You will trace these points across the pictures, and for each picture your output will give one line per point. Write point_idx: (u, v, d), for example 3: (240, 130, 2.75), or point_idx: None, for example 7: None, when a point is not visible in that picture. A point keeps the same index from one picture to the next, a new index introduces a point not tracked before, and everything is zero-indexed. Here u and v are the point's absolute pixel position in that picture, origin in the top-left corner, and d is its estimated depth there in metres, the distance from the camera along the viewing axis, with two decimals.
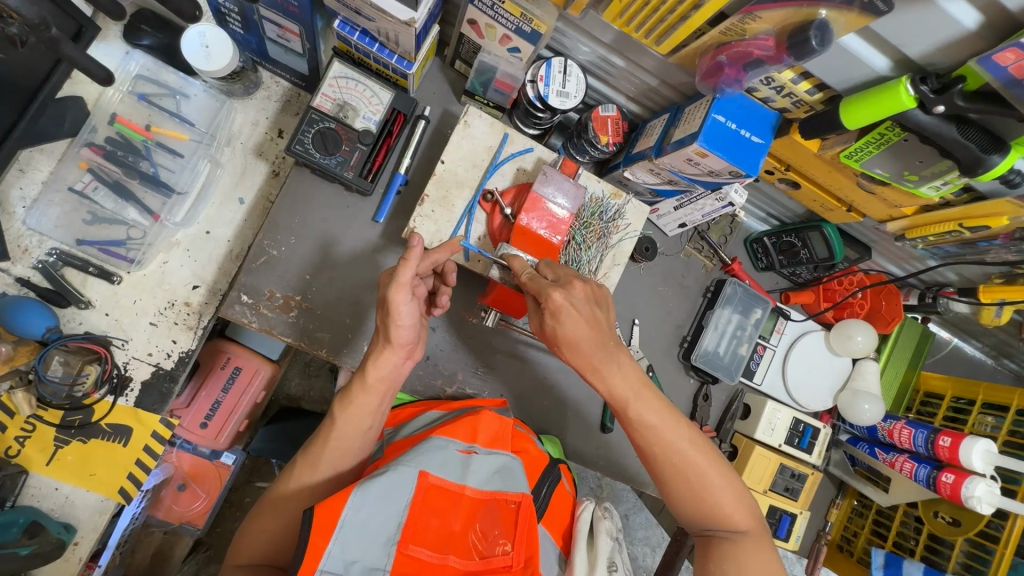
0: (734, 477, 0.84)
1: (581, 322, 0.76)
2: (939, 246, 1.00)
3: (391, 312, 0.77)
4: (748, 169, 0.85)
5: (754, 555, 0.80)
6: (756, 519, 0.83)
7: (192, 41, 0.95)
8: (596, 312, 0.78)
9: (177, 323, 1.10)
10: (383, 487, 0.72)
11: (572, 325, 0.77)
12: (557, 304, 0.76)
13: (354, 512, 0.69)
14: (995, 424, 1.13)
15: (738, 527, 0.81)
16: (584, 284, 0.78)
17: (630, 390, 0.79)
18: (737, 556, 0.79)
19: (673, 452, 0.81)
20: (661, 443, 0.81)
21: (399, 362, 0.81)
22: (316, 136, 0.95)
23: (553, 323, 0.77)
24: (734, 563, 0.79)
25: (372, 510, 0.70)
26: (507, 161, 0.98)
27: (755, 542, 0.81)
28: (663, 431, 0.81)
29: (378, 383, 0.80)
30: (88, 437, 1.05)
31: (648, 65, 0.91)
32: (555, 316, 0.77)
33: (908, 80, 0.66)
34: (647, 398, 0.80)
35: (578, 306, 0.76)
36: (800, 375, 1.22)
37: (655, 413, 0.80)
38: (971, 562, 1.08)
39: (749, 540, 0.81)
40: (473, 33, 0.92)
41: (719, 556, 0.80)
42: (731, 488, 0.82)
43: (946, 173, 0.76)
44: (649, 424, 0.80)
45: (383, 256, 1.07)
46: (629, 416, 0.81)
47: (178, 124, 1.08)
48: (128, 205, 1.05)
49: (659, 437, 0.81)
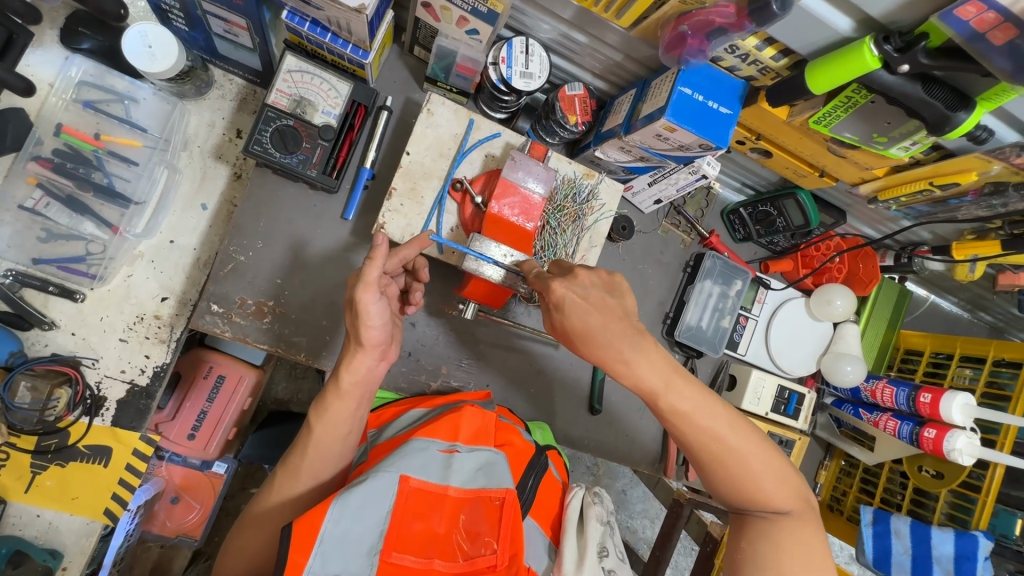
0: (779, 460, 0.77)
1: (590, 310, 0.71)
2: (911, 206, 1.00)
3: (360, 312, 0.75)
4: (718, 141, 0.83)
5: (797, 538, 0.74)
6: (802, 500, 0.76)
7: (134, 41, 0.90)
8: (606, 299, 0.72)
9: (148, 338, 1.06)
10: (362, 496, 0.71)
11: (581, 316, 0.71)
12: (558, 296, 0.72)
13: (334, 525, 0.68)
14: (972, 375, 1.14)
15: (780, 508, 0.75)
16: (590, 271, 0.74)
17: (658, 379, 0.72)
18: (772, 536, 0.74)
19: (715, 442, 0.74)
20: (696, 431, 0.74)
21: (374, 362, 0.79)
22: (274, 134, 0.92)
23: (559, 316, 0.73)
24: (768, 543, 0.74)
25: (352, 521, 0.70)
26: (474, 149, 0.95)
27: (796, 524, 0.74)
28: (698, 417, 0.74)
29: (353, 388, 0.79)
30: (67, 460, 1.03)
31: (611, 41, 0.89)
32: (560, 310, 0.73)
33: (871, 39, 0.64)
34: (678, 387, 0.73)
35: (582, 292, 0.72)
36: (783, 342, 1.23)
37: (688, 401, 0.73)
38: (956, 512, 1.10)
39: (791, 522, 0.75)
40: (429, 16, 0.88)
41: (753, 534, 0.76)
42: (774, 472, 0.75)
43: (914, 133, 0.76)
44: (683, 412, 0.73)
45: (354, 255, 1.04)
46: (660, 407, 0.73)
47: (129, 131, 1.02)
48: (84, 219, 1.00)
49: (696, 425, 0.74)
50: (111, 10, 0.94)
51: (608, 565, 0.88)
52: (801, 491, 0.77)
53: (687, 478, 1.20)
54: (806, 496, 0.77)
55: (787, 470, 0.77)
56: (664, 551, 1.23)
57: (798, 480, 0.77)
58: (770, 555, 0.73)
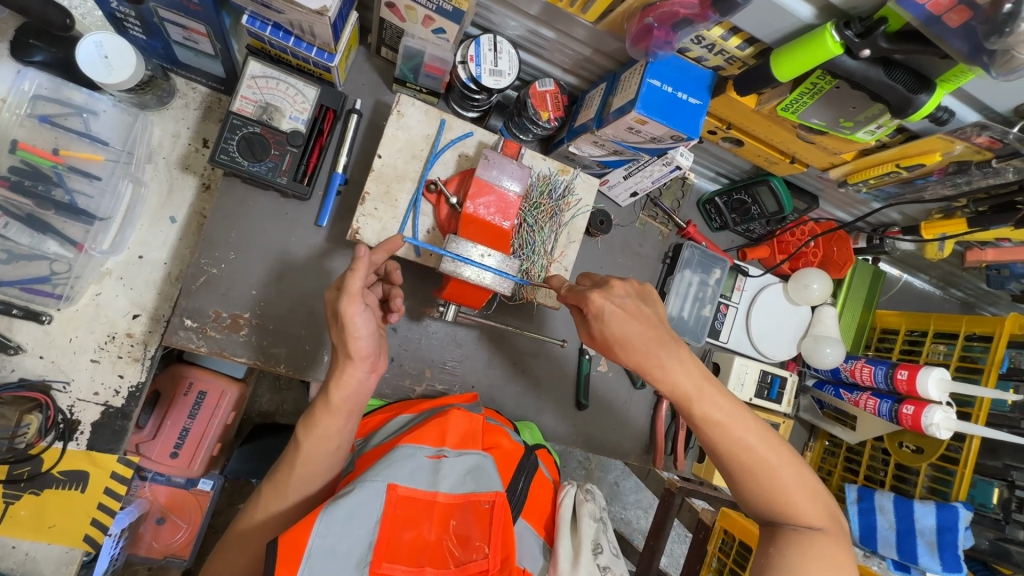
0: (805, 471, 0.76)
1: (632, 320, 0.72)
2: (880, 188, 1.01)
3: (345, 325, 0.74)
4: (689, 132, 0.84)
5: (823, 554, 0.71)
6: (832, 517, 0.74)
7: (88, 52, 0.87)
8: (642, 307, 0.74)
9: (121, 356, 1.03)
10: (349, 508, 0.70)
11: (621, 325, 0.73)
12: (597, 306, 0.73)
13: (321, 538, 0.68)
14: (946, 351, 1.17)
15: (812, 524, 0.73)
16: (624, 282, 0.76)
17: (692, 384, 0.73)
18: (801, 548, 0.71)
19: (746, 452, 0.74)
20: (728, 440, 0.74)
21: (364, 373, 0.77)
22: (241, 142, 0.90)
23: (599, 325, 0.74)
24: (795, 551, 0.71)
25: (340, 533, 0.69)
26: (447, 149, 0.94)
27: (828, 541, 0.72)
28: (732, 428, 0.74)
29: (343, 403, 0.77)
30: (41, 488, 1.00)
31: (579, 35, 0.88)
32: (599, 319, 0.74)
33: (832, 25, 0.64)
34: (712, 395, 0.74)
35: (619, 302, 0.74)
36: (763, 327, 1.25)
37: (720, 410, 0.74)
38: (937, 485, 1.11)
39: (821, 537, 0.72)
40: (394, 16, 0.86)
41: (782, 541, 0.72)
42: (803, 484, 0.74)
43: (878, 117, 0.77)
44: (714, 421, 0.74)
45: (330, 261, 1.02)
46: (693, 413, 0.74)
47: (89, 145, 0.99)
48: (47, 238, 0.96)
49: (727, 435, 0.74)
50: (57, 20, 0.90)
51: (603, 561, 0.86)
52: (830, 507, 0.75)
53: (676, 468, 1.24)
54: (835, 511, 0.75)
55: (815, 483, 0.76)
56: (657, 541, 1.24)
57: (827, 495, 0.75)
58: (797, 563, 0.70)
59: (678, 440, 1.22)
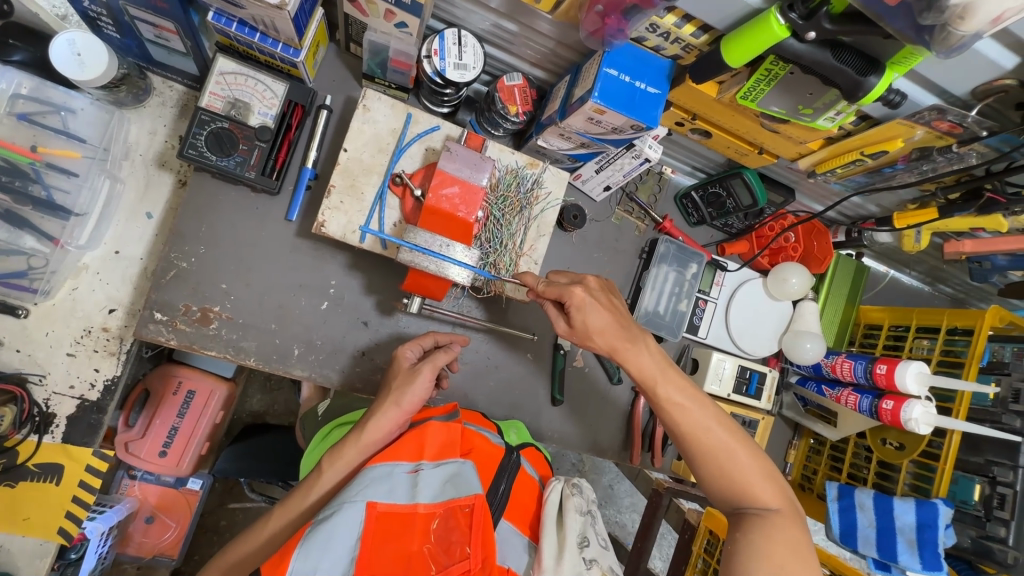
0: (764, 455, 0.75)
1: (604, 311, 0.74)
2: (850, 178, 1.00)
3: (413, 381, 0.88)
4: (648, 121, 0.84)
5: (788, 537, 0.69)
6: (788, 499, 0.73)
7: (61, 50, 0.89)
8: (612, 299, 0.76)
9: (97, 351, 1.05)
10: (328, 531, 0.69)
11: (598, 316, 0.74)
12: (580, 298, 0.74)
13: (302, 561, 0.66)
14: (930, 345, 1.14)
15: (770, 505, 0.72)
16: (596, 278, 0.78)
17: (655, 365, 0.74)
18: (768, 531, 0.69)
19: (706, 434, 0.73)
20: (689, 423, 0.74)
21: (394, 428, 0.86)
22: (209, 137, 0.91)
23: (580, 317, 0.74)
24: (762, 534, 0.69)
25: (321, 554, 0.67)
26: (414, 142, 0.95)
27: (787, 522, 0.70)
28: (690, 408, 0.74)
29: (373, 446, 0.85)
30: (16, 480, 1.02)
31: (543, 29, 0.89)
32: (581, 310, 0.74)
33: (777, 9, 0.64)
34: (672, 375, 0.75)
35: (596, 297, 0.75)
36: (742, 322, 1.23)
37: (681, 393, 0.74)
38: (919, 483, 1.09)
39: (781, 519, 0.71)
40: (357, 11, 0.87)
41: (748, 525, 0.71)
42: (761, 466, 0.73)
43: (836, 102, 0.76)
44: (676, 403, 0.74)
45: (302, 255, 1.03)
46: (657, 394, 0.74)
47: (66, 142, 0.99)
48: (23, 233, 0.97)
49: (687, 417, 0.74)
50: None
51: (590, 555, 0.82)
52: (788, 492, 0.74)
53: (653, 464, 1.22)
54: (791, 494, 0.74)
55: (771, 465, 0.75)
56: (645, 542, 1.23)
57: (784, 481, 0.75)
58: (764, 546, 0.68)
59: (656, 437, 1.20)
